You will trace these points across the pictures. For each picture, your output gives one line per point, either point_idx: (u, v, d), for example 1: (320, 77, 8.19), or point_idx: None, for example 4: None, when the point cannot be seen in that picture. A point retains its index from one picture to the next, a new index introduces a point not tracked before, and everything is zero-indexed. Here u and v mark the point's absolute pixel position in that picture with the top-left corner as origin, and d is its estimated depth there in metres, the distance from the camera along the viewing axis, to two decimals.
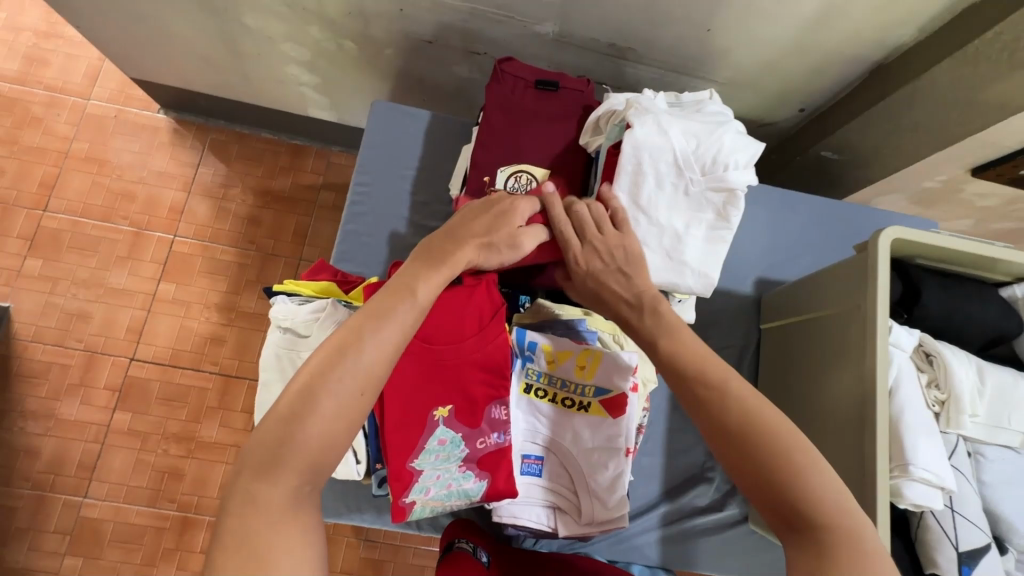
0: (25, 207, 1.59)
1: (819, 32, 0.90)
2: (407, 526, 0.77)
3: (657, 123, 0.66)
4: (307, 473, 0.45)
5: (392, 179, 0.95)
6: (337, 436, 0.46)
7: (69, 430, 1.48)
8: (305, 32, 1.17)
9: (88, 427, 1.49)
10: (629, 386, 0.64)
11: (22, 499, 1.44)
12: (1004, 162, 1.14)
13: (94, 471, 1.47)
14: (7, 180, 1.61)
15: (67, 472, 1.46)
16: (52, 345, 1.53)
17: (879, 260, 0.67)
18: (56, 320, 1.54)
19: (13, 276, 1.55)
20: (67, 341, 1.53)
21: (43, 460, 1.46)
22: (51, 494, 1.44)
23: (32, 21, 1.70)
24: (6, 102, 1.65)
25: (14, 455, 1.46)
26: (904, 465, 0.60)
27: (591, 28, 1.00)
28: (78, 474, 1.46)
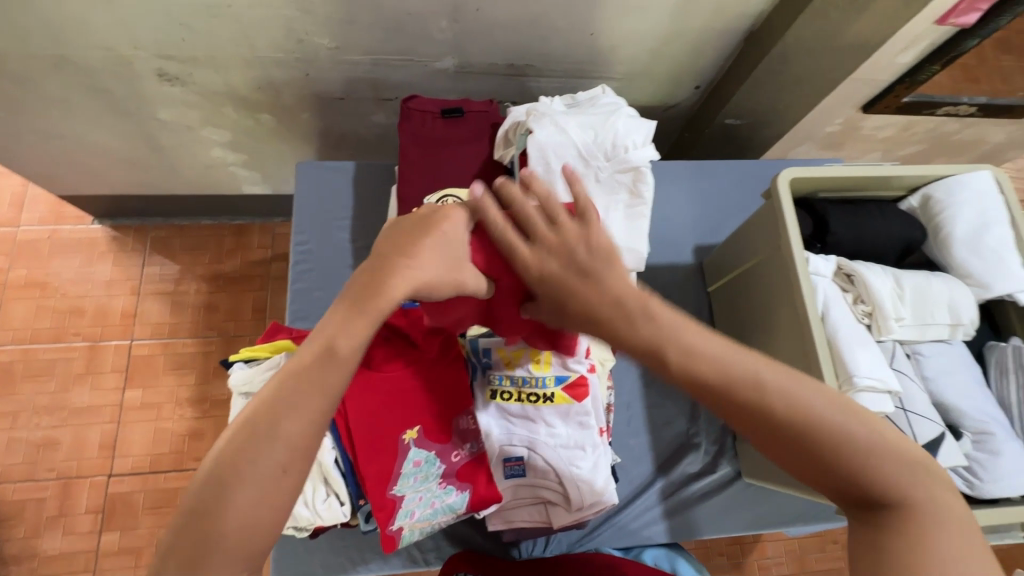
0: None
1: (689, 15, 0.99)
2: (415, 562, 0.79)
3: (555, 124, 0.71)
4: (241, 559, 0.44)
5: (330, 231, 0.98)
6: (263, 517, 0.44)
7: (56, 565, 1.41)
8: (220, 114, 1.20)
9: (75, 558, 1.42)
10: (586, 367, 0.66)
11: None
12: (886, 95, 1.26)
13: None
14: None
15: None
16: (22, 481, 1.46)
17: (784, 201, 0.73)
18: (22, 455, 1.48)
19: None
20: (38, 473, 1.47)
21: None
22: None
23: None
24: None
25: None
26: (850, 378, 0.64)
27: (487, 54, 1.07)
28: None
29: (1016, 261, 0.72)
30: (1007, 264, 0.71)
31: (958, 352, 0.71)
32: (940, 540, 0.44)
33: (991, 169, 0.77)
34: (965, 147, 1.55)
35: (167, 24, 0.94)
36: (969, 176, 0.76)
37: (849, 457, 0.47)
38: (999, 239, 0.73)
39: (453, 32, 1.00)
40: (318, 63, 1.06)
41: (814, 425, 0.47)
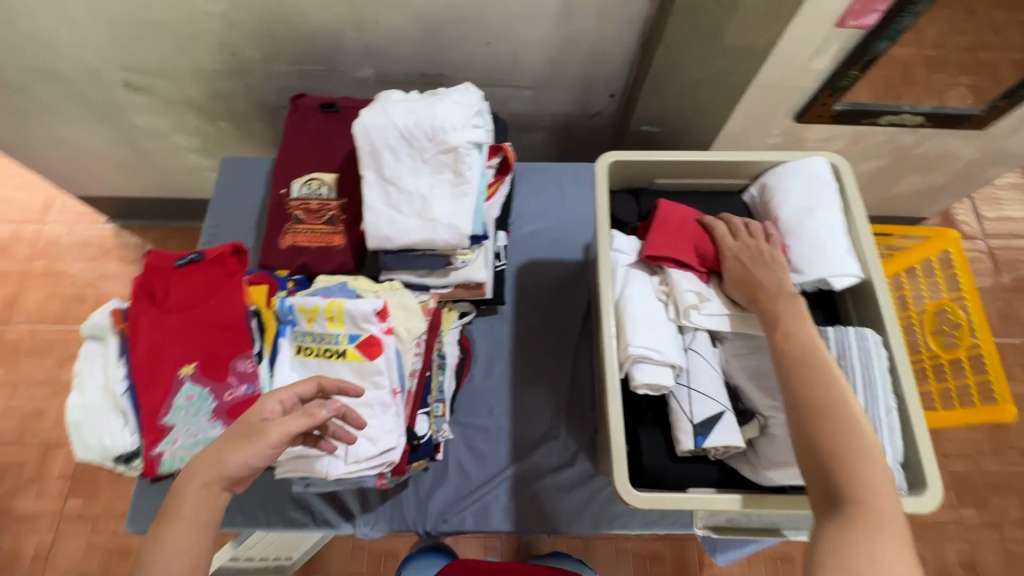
0: None
1: (576, 22, 1.04)
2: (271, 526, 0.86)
3: (383, 108, 0.77)
4: None
5: (239, 217, 1.08)
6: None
7: (25, 523, 1.55)
8: (186, 121, 1.37)
9: (42, 519, 1.56)
10: (379, 328, 0.69)
11: None
12: (813, 104, 1.23)
13: (49, 561, 1.51)
14: None
15: (22, 565, 1.51)
16: (10, 445, 1.63)
17: (598, 183, 0.75)
18: (15, 421, 1.66)
19: None
20: (24, 439, 1.64)
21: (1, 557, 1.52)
22: None
23: None
24: None
25: None
26: (627, 349, 0.63)
27: (399, 63, 1.16)
28: (33, 566, 1.51)
29: (844, 246, 0.69)
30: (830, 247, 0.68)
31: None
32: (872, 539, 0.44)
33: (828, 156, 0.75)
34: (934, 161, 1.46)
35: (123, 40, 1.11)
36: (802, 162, 0.74)
37: (806, 461, 0.51)
38: (826, 221, 0.70)
39: (362, 43, 1.11)
40: (254, 73, 1.20)
41: (820, 414, 0.52)
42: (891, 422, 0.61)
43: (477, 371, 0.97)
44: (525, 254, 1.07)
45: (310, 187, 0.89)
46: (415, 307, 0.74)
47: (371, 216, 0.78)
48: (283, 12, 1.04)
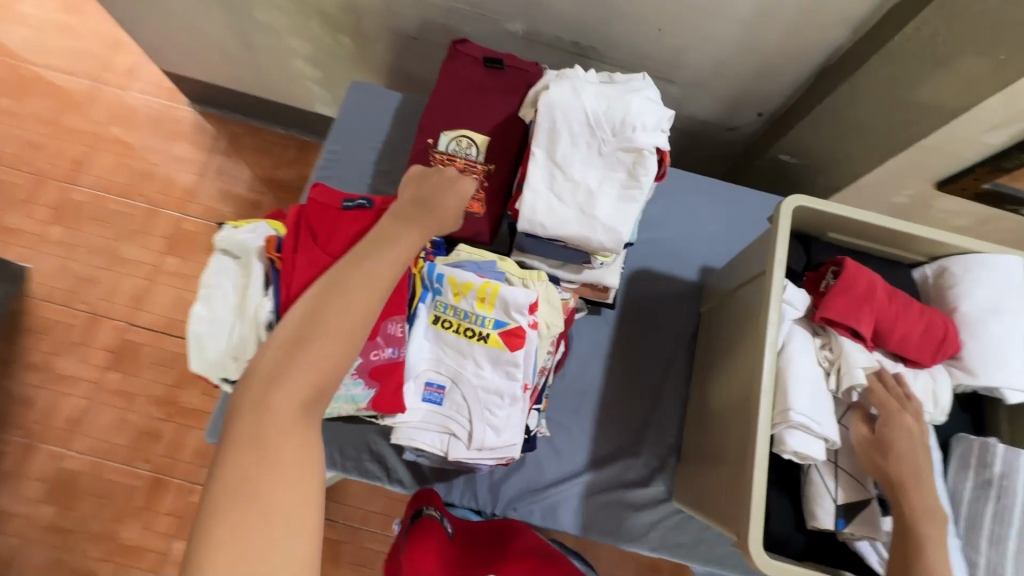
0: (56, 180, 1.76)
1: (761, 32, 0.96)
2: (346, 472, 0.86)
3: (573, 86, 0.71)
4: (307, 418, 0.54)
5: (359, 149, 1.04)
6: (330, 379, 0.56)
7: (64, 383, 1.59)
8: (307, 27, 1.30)
9: (80, 383, 1.59)
10: (527, 322, 0.67)
11: (11, 445, 1.53)
12: (964, 176, 1.16)
13: (80, 426, 1.55)
14: (44, 155, 1.78)
15: (55, 423, 1.55)
16: (60, 305, 1.65)
17: (780, 226, 0.70)
18: (67, 283, 1.67)
19: (37, 240, 1.70)
20: (74, 302, 1.65)
21: (36, 410, 1.56)
22: (38, 443, 1.53)
23: (84, 21, 1.90)
24: (53, 87, 1.84)
25: (11, 403, 1.56)
26: (786, 411, 0.61)
27: (554, 26, 1.08)
28: (66, 426, 1.55)
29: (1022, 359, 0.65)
30: (1009, 357, 0.65)
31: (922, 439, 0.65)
32: None
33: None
34: None
35: None
36: (997, 258, 0.69)
37: None
38: (1009, 327, 0.66)
39: None
40: None
41: None
42: None
43: (570, 369, 0.96)
44: (640, 262, 1.03)
45: (459, 145, 0.85)
46: (557, 304, 0.72)
47: (531, 197, 0.74)
48: None
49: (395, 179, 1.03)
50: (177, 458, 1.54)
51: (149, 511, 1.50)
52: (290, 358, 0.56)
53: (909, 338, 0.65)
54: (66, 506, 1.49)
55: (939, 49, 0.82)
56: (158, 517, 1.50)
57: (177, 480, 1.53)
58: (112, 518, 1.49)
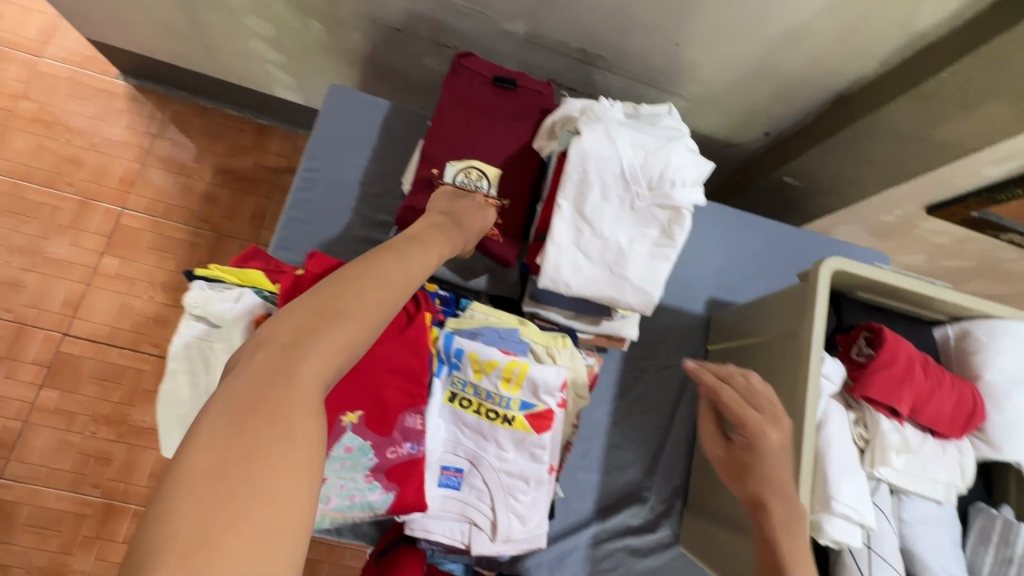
0: None
1: (782, 56, 0.91)
2: None
3: (607, 132, 0.64)
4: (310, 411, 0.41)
5: (342, 167, 0.92)
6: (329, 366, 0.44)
7: None
8: (269, 7, 1.12)
9: (10, 403, 1.41)
10: (556, 402, 0.61)
11: None
12: (955, 203, 1.17)
13: (13, 451, 1.39)
14: None
15: None
16: None
17: (817, 291, 0.67)
18: None
19: None
20: None
21: None
22: None
23: None
24: None
25: None
26: (826, 500, 0.60)
27: (560, 30, 0.98)
28: None
29: None
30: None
31: (945, 515, 0.65)
32: None
33: None
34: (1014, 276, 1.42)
35: None
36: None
37: None
38: None
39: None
40: None
41: None
42: None
43: None
44: None
45: (468, 177, 0.75)
46: (583, 373, 0.66)
47: (554, 253, 0.66)
48: None
49: (384, 203, 0.92)
50: (130, 483, 1.41)
51: (101, 540, 1.37)
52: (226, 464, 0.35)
53: (941, 413, 0.64)
54: (2, 540, 1.34)
55: (968, 94, 0.79)
56: (112, 547, 1.38)
57: (132, 506, 1.40)
58: (58, 550, 1.36)
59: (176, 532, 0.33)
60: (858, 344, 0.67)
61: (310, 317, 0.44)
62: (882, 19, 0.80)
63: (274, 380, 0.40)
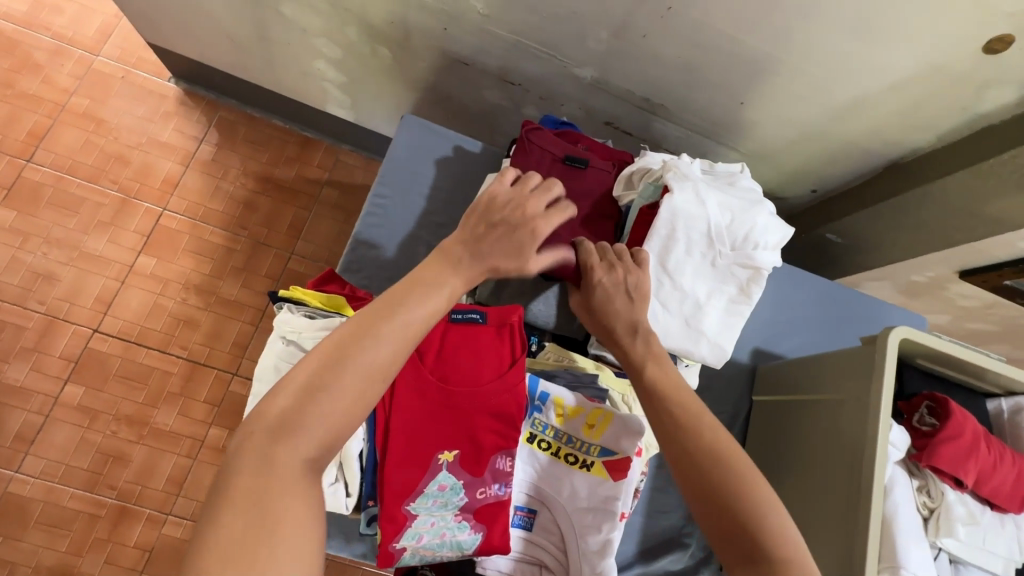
0: (8, 154, 1.51)
1: (843, 122, 0.94)
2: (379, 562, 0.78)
3: (696, 192, 0.67)
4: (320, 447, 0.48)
5: (411, 196, 0.94)
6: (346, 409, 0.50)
7: (14, 395, 1.39)
8: (341, 31, 1.16)
9: (34, 396, 1.40)
10: (635, 450, 0.62)
11: None
12: (989, 270, 1.20)
13: (32, 445, 1.37)
14: None
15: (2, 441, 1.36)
16: (11, 303, 1.43)
17: (884, 359, 0.69)
18: (20, 278, 1.45)
19: None
20: (28, 302, 1.45)
21: None
22: None
23: None
24: (7, 43, 1.58)
25: None
26: (895, 568, 0.61)
27: (628, 79, 1.01)
28: (15, 445, 1.36)
29: None
30: None
31: None
32: None
33: None
34: None
35: None
36: None
37: None
38: None
39: (607, 46, 0.95)
40: (460, 21, 1.01)
41: None
42: None
43: None
44: None
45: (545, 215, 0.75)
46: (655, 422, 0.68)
47: None
48: None
49: (449, 233, 0.93)
50: (147, 486, 1.39)
51: (113, 543, 1.35)
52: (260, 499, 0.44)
53: (1002, 486, 0.65)
54: (12, 537, 1.32)
55: None
56: (122, 551, 1.35)
57: (147, 510, 1.37)
58: (68, 552, 1.34)
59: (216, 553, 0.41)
60: (920, 412, 0.69)
61: (334, 356, 0.50)
62: (946, 98, 0.84)
63: (281, 435, 0.46)
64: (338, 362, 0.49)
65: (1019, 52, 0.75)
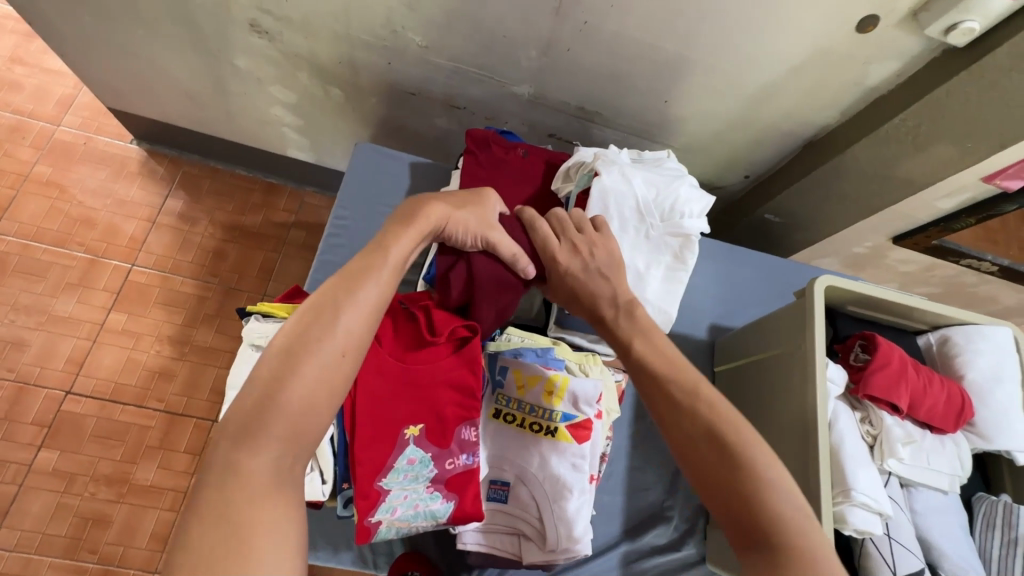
0: None
1: (757, 110, 1.04)
2: (364, 564, 0.79)
3: (622, 173, 0.74)
4: (286, 443, 0.50)
5: (371, 215, 0.99)
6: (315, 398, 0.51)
7: None
8: (294, 76, 1.23)
9: (6, 466, 1.37)
10: (594, 412, 0.67)
11: None
12: (918, 233, 1.30)
13: (6, 517, 1.33)
14: None
15: None
16: None
17: (814, 306, 0.75)
18: None
19: None
20: None
21: None
22: None
23: (7, 47, 1.71)
24: None
25: None
26: (847, 491, 0.65)
27: (562, 91, 1.10)
28: None
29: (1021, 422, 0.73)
30: (1013, 422, 0.73)
31: (951, 505, 0.71)
32: None
33: (1013, 327, 0.79)
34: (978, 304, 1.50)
35: None
36: (992, 329, 0.78)
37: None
38: (1009, 393, 0.74)
39: (538, 64, 1.05)
40: (403, 55, 1.10)
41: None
42: None
43: None
44: None
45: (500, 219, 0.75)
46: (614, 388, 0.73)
47: None
48: (475, 11, 0.96)
49: None
50: (130, 546, 1.35)
51: None
52: (227, 496, 0.46)
53: (936, 407, 0.71)
54: None
55: (918, 137, 0.93)
56: None
57: (132, 570, 1.33)
58: None
59: (199, 524, 0.45)
60: (854, 350, 0.75)
61: (287, 347, 0.52)
62: (839, 77, 0.94)
63: (244, 438, 0.48)
64: (291, 355, 0.52)
65: (889, 30, 0.85)
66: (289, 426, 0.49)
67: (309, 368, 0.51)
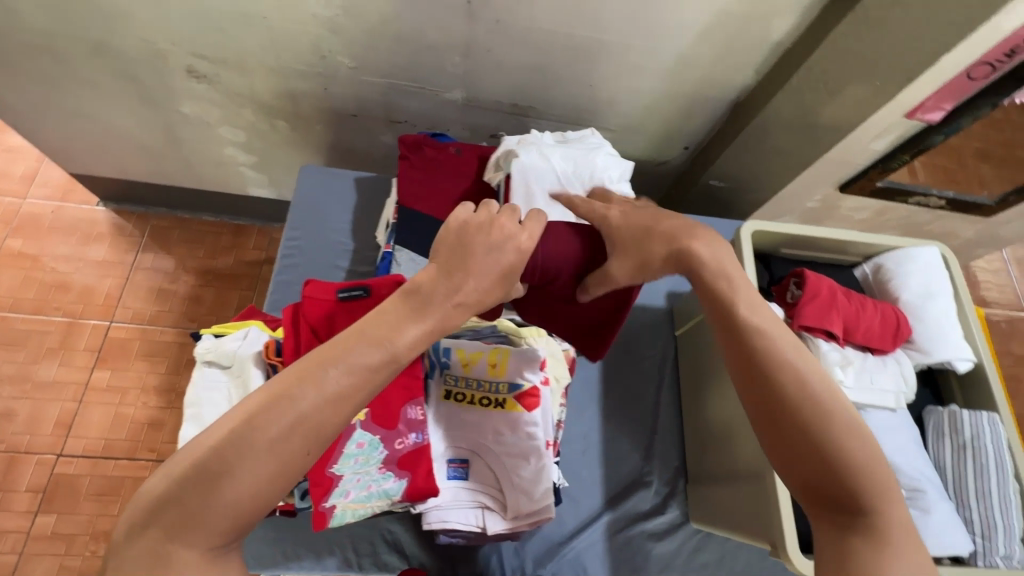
0: None
1: (677, 81, 1.09)
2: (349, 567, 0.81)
3: (541, 153, 0.77)
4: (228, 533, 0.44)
5: (322, 232, 1.03)
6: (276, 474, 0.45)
7: None
8: (239, 115, 1.28)
9: (5, 537, 1.37)
10: (540, 379, 0.69)
11: None
12: (861, 177, 1.34)
13: None
14: None
15: None
16: None
17: (743, 251, 0.78)
18: None
19: None
20: None
21: None
22: None
23: None
24: None
25: None
26: None
27: (493, 91, 1.15)
28: None
29: (956, 332, 0.76)
30: (950, 332, 0.76)
31: (902, 422, 0.72)
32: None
33: (940, 247, 0.82)
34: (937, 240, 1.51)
35: (203, 28, 1.03)
36: (919, 250, 0.81)
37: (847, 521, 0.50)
38: (941, 305, 0.77)
39: (464, 67, 1.09)
40: (336, 79, 1.15)
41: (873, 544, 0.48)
42: (1015, 502, 0.68)
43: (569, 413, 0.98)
44: None
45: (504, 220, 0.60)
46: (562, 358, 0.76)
47: None
48: (394, 26, 1.01)
49: (363, 257, 1.02)
50: None
51: None
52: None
53: (872, 329, 0.74)
54: None
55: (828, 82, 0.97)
56: None
57: None
58: None
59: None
60: (789, 289, 0.77)
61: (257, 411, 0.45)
62: (746, 37, 0.99)
63: (177, 528, 0.42)
64: (248, 428, 0.44)
65: None
66: (226, 521, 0.43)
67: (262, 448, 0.44)
